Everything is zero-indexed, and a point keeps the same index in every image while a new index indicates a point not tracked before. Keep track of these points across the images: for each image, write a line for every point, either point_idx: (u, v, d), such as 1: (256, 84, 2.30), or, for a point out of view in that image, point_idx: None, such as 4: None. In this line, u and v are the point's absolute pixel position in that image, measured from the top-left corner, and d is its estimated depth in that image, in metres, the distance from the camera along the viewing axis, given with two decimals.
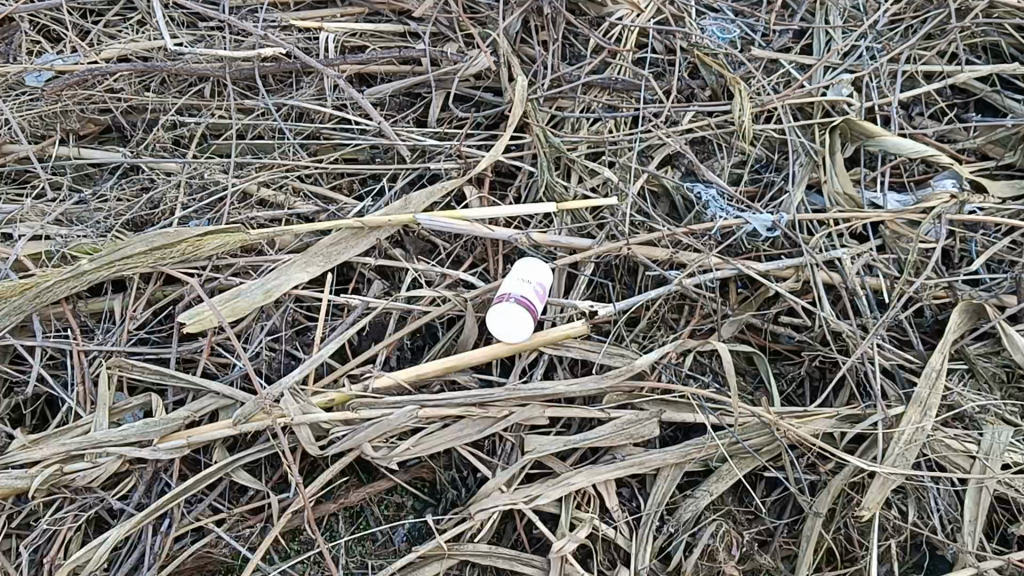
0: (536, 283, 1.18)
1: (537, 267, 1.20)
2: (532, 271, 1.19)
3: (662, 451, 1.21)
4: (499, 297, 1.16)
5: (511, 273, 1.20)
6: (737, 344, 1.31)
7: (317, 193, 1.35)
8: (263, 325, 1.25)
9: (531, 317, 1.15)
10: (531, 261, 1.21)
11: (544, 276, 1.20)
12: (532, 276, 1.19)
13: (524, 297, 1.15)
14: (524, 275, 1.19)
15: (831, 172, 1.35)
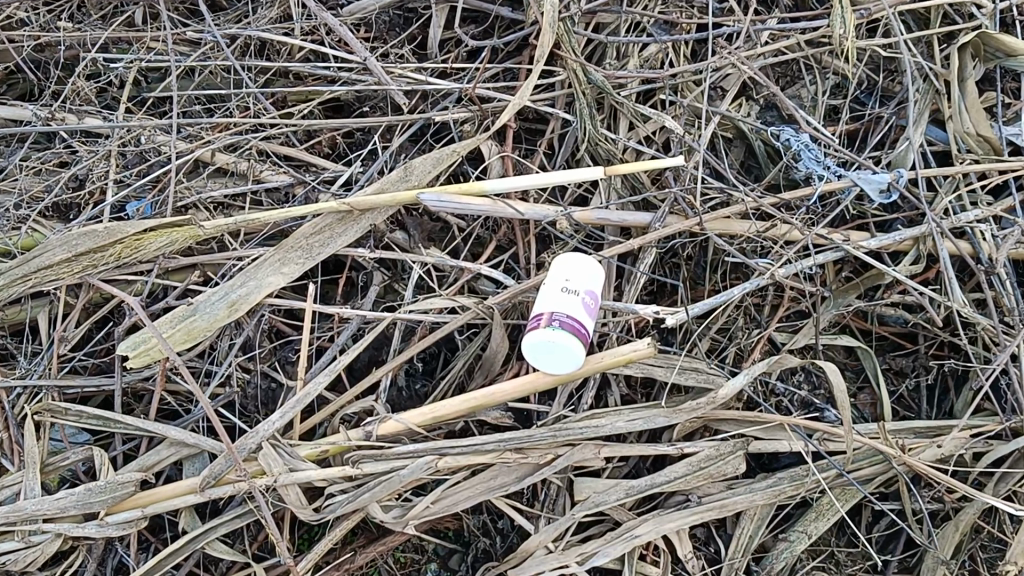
0: (586, 291, 0.89)
1: (584, 268, 0.91)
2: (579, 275, 0.90)
3: (747, 491, 0.95)
4: (538, 317, 0.87)
5: (552, 279, 0.90)
6: (834, 333, 1.03)
7: (290, 157, 1.04)
8: (233, 343, 0.98)
9: (582, 343, 0.87)
10: (576, 258, 0.91)
11: (595, 278, 0.91)
12: (580, 283, 0.89)
13: (572, 317, 0.86)
14: (569, 281, 0.89)
15: (959, 105, 1.03)
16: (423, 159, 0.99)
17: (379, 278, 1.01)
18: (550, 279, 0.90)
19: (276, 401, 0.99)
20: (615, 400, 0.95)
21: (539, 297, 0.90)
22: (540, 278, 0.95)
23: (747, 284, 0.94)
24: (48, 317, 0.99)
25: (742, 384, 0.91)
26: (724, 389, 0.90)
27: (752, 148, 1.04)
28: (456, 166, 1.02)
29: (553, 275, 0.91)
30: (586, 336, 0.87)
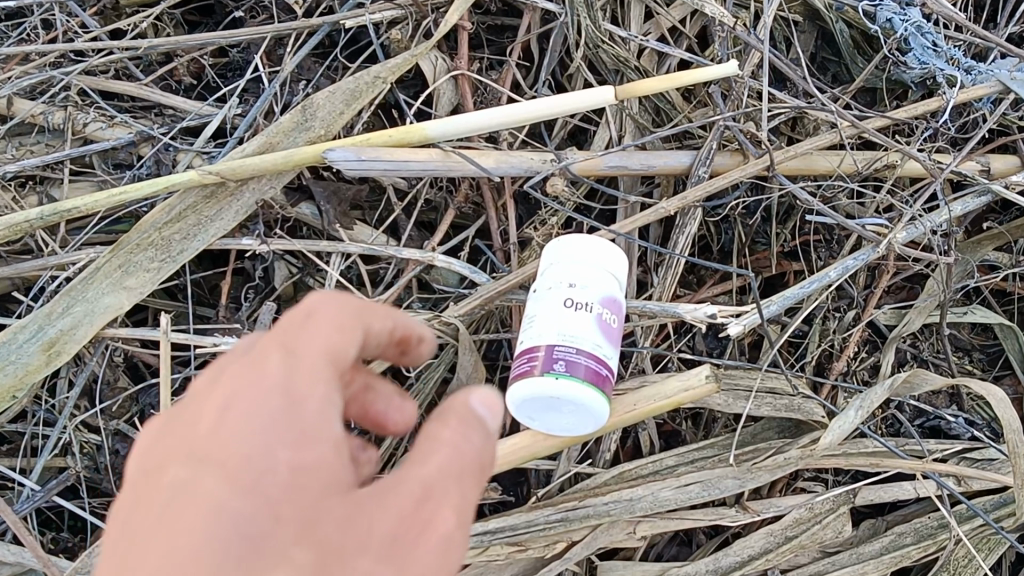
0: (604, 302, 0.54)
1: (598, 260, 0.56)
2: (592, 274, 0.55)
3: (855, 559, 0.64)
4: (531, 353, 0.53)
5: (549, 282, 0.56)
6: (962, 304, 0.70)
7: (131, 98, 0.69)
8: (69, 394, 0.65)
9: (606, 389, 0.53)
10: (586, 244, 0.56)
11: (615, 275, 0.56)
12: (594, 289, 0.54)
13: (587, 352, 0.52)
14: (576, 288, 0.54)
15: None
16: (329, 90, 0.63)
17: (283, 273, 0.67)
18: (546, 284, 0.56)
19: None
20: (650, 441, 0.64)
21: (529, 314, 0.55)
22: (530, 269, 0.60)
23: (848, 262, 0.61)
24: None
25: (852, 426, 0.59)
26: (825, 436, 0.59)
27: (830, 33, 0.69)
28: (384, 96, 0.67)
29: (550, 276, 0.56)
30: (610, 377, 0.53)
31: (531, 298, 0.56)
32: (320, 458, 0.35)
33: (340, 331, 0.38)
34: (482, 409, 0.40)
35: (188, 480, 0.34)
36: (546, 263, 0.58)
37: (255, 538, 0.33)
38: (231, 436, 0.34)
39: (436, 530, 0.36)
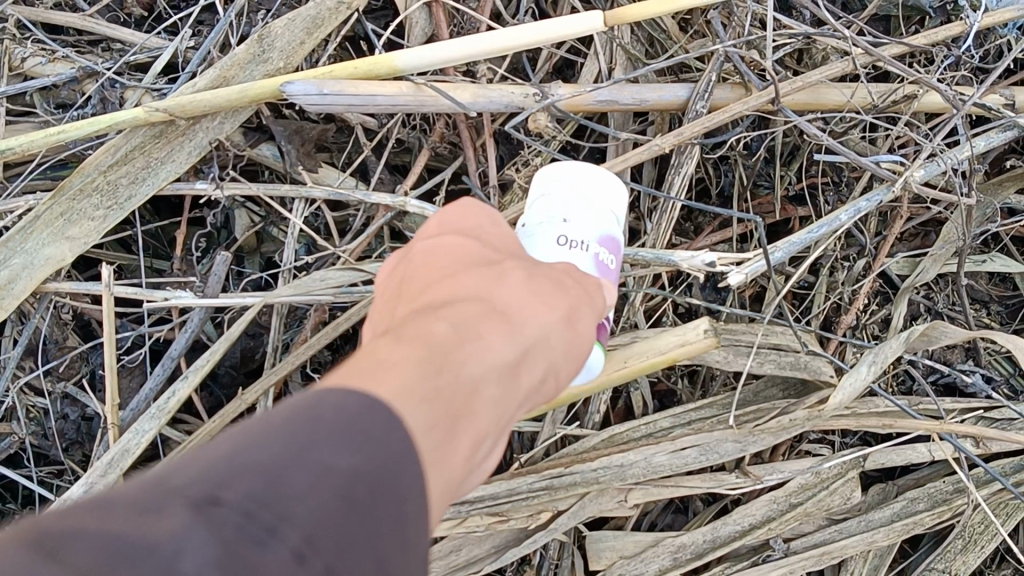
0: (602, 235, 0.47)
1: (596, 188, 0.48)
2: (588, 205, 0.47)
3: (864, 526, 0.59)
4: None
5: (538, 216, 0.48)
6: (980, 252, 0.65)
7: (73, 32, 0.63)
8: (8, 355, 0.59)
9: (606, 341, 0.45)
10: (581, 169, 0.49)
11: (615, 204, 0.49)
12: (592, 221, 0.47)
13: None
14: (567, 220, 0.47)
15: None
16: (288, 17, 0.57)
17: (245, 222, 0.61)
18: (534, 217, 0.48)
19: (95, 439, 0.61)
20: (642, 402, 0.59)
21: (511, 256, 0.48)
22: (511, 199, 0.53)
23: (860, 203, 0.56)
24: None
25: (864, 385, 0.54)
26: (834, 396, 0.54)
27: None
28: (350, 26, 0.61)
29: (536, 208, 0.48)
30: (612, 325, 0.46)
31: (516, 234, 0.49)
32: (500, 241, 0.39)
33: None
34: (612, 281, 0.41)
35: (419, 244, 0.38)
36: (534, 193, 0.50)
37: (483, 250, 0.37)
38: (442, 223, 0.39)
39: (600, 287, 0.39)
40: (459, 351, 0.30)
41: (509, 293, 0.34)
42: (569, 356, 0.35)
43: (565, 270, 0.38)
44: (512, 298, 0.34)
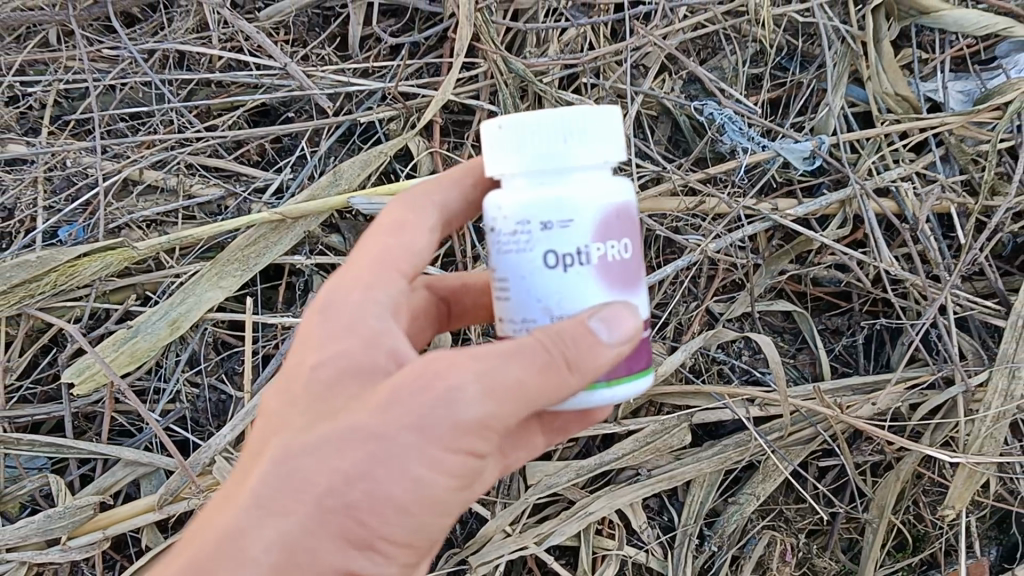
0: (596, 217, 0.57)
1: (561, 136, 0.58)
2: (565, 215, 0.57)
3: (695, 460, 0.98)
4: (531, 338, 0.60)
5: (522, 247, 0.58)
6: (771, 298, 1.05)
7: (218, 170, 1.04)
8: (178, 359, 0.99)
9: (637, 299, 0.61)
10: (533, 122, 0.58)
11: (587, 129, 0.59)
12: (581, 190, 0.58)
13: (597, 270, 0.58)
14: (551, 227, 0.57)
15: (877, 66, 1.04)
16: (351, 161, 1.00)
17: (318, 281, 1.02)
18: (510, 224, 0.58)
19: (227, 413, 1.00)
20: None
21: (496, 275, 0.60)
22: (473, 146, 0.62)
23: (678, 262, 0.97)
24: None
25: (680, 358, 0.95)
26: (662, 364, 0.95)
27: (677, 122, 1.06)
28: (385, 166, 1.03)
29: (511, 210, 0.58)
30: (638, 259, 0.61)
31: (485, 215, 0.61)
32: (360, 435, 0.56)
33: (440, 204, 0.70)
34: (601, 326, 0.56)
35: (297, 391, 0.61)
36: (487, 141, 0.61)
37: (273, 482, 0.57)
38: (320, 354, 0.61)
39: (506, 368, 0.55)
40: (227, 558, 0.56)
41: (268, 501, 0.56)
42: (338, 523, 0.56)
43: (418, 415, 0.55)
44: (271, 508, 0.56)
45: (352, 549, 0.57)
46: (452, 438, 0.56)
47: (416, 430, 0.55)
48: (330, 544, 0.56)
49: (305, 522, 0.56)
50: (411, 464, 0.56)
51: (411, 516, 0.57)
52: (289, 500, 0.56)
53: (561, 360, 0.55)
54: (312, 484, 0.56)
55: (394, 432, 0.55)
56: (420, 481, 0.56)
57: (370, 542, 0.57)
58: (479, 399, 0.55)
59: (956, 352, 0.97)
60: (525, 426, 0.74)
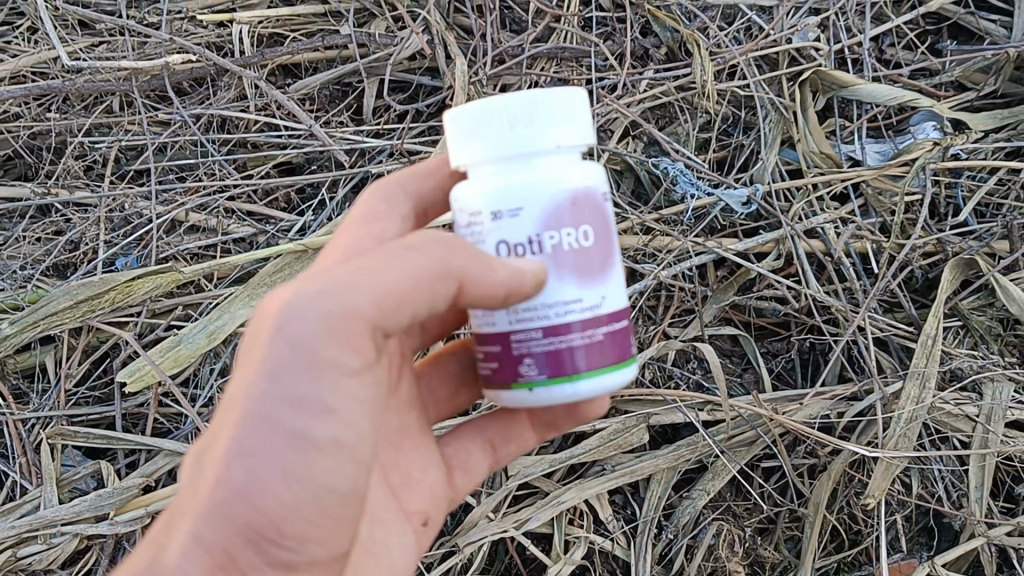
0: (554, 196, 0.70)
1: (507, 123, 0.70)
2: (530, 197, 0.69)
3: (653, 457, 1.14)
4: (505, 340, 0.72)
5: (497, 228, 0.70)
6: (719, 324, 1.23)
7: (252, 212, 1.24)
8: (213, 368, 1.16)
9: (598, 283, 0.71)
10: (481, 115, 0.70)
11: (532, 113, 0.70)
12: (527, 174, 0.70)
13: (562, 246, 0.70)
14: (501, 214, 0.70)
15: (805, 130, 1.25)
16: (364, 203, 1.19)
17: None
18: (486, 210, 0.71)
19: None
20: None
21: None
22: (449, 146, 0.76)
23: (637, 285, 1.16)
24: (54, 358, 1.17)
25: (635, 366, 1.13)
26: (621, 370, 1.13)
27: (639, 177, 1.26)
28: None
29: (484, 197, 0.71)
30: (598, 237, 0.72)
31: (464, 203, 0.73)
32: (249, 387, 0.67)
33: (414, 192, 0.84)
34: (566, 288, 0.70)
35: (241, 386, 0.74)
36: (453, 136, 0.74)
37: (205, 459, 0.70)
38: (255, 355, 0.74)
39: (347, 303, 0.67)
40: (177, 529, 0.70)
41: (199, 476, 0.70)
42: (242, 473, 0.67)
43: (278, 361, 0.66)
44: (200, 479, 0.69)
45: (288, 497, 0.68)
46: (329, 360, 0.67)
47: (270, 379, 0.67)
48: (262, 490, 0.67)
49: (237, 479, 0.67)
50: (279, 405, 0.67)
51: (327, 448, 0.68)
52: (221, 464, 0.67)
53: (442, 261, 0.69)
54: (232, 445, 0.67)
55: (253, 385, 0.67)
56: (300, 420, 0.67)
57: (279, 483, 0.67)
58: (327, 320, 0.67)
59: (874, 365, 1.15)
60: (517, 428, 0.95)
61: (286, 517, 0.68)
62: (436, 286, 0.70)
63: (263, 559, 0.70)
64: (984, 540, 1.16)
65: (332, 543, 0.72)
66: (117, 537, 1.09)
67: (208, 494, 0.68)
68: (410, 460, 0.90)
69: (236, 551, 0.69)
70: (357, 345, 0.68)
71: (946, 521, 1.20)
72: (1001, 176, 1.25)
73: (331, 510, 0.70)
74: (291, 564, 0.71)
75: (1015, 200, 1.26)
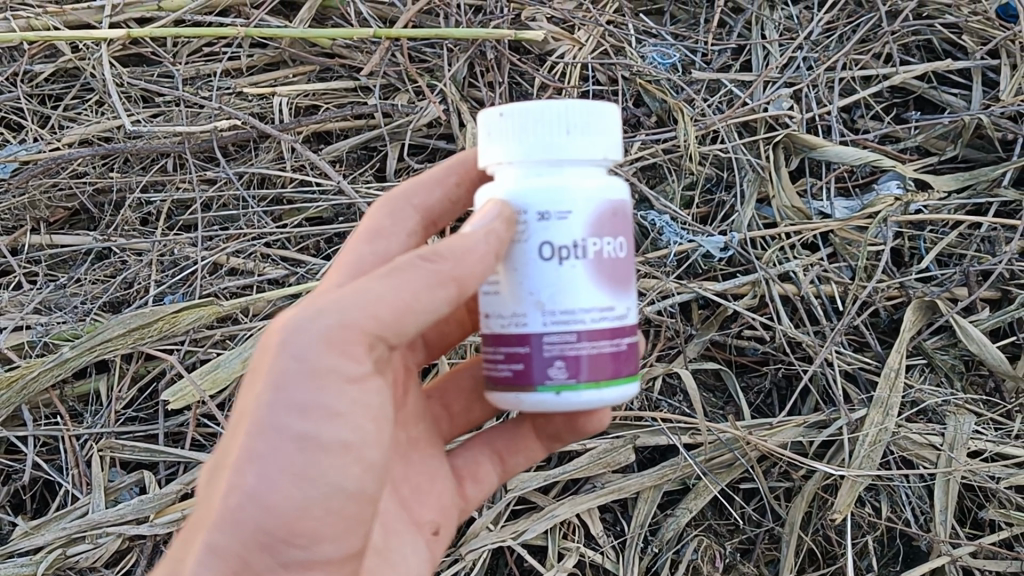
0: (598, 205, 0.81)
1: (564, 129, 0.82)
2: (580, 199, 0.81)
3: (638, 476, 1.26)
4: (535, 343, 0.80)
5: (547, 226, 0.80)
6: (702, 360, 1.35)
7: (285, 257, 1.40)
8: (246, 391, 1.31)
9: (621, 297, 0.83)
10: (538, 117, 0.82)
11: (584, 123, 0.83)
12: (569, 178, 0.82)
13: (604, 254, 0.81)
14: (551, 215, 0.80)
15: (778, 186, 1.42)
16: None
17: None
18: (537, 206, 0.81)
19: None
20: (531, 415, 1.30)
21: (500, 283, 0.84)
22: (483, 144, 0.86)
23: None
24: (107, 384, 1.32)
25: None
26: None
27: (630, 229, 1.42)
28: None
29: (534, 193, 0.81)
30: (626, 250, 0.84)
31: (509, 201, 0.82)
32: (257, 400, 0.77)
33: (420, 205, 1.01)
34: (611, 294, 0.82)
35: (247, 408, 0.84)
36: (490, 133, 0.85)
37: (219, 473, 0.80)
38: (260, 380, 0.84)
39: (349, 315, 0.77)
40: (194, 538, 0.79)
41: (212, 489, 0.79)
42: (247, 475, 0.76)
43: (279, 372, 0.77)
44: (212, 492, 0.79)
45: (297, 494, 0.77)
46: (329, 367, 0.76)
47: (272, 389, 0.77)
48: (272, 491, 0.76)
49: (249, 483, 0.76)
50: (281, 410, 0.77)
51: (334, 449, 0.77)
52: (234, 472, 0.77)
53: (440, 275, 0.79)
54: (244, 452, 0.77)
55: (258, 397, 0.77)
56: (301, 422, 0.77)
57: (285, 479, 0.76)
58: (328, 329, 0.76)
59: (840, 394, 1.27)
60: (522, 437, 1.08)
61: (298, 514, 0.77)
62: (437, 294, 0.79)
63: (277, 561, 0.78)
64: (948, 560, 1.24)
65: (344, 545, 0.80)
66: (156, 539, 1.22)
67: (223, 501, 0.77)
68: (414, 475, 1.00)
69: (250, 553, 0.77)
70: (356, 354, 0.77)
71: (915, 544, 1.28)
72: (960, 229, 1.38)
73: (341, 510, 0.78)
74: (307, 566, 0.79)
75: (975, 250, 1.38)
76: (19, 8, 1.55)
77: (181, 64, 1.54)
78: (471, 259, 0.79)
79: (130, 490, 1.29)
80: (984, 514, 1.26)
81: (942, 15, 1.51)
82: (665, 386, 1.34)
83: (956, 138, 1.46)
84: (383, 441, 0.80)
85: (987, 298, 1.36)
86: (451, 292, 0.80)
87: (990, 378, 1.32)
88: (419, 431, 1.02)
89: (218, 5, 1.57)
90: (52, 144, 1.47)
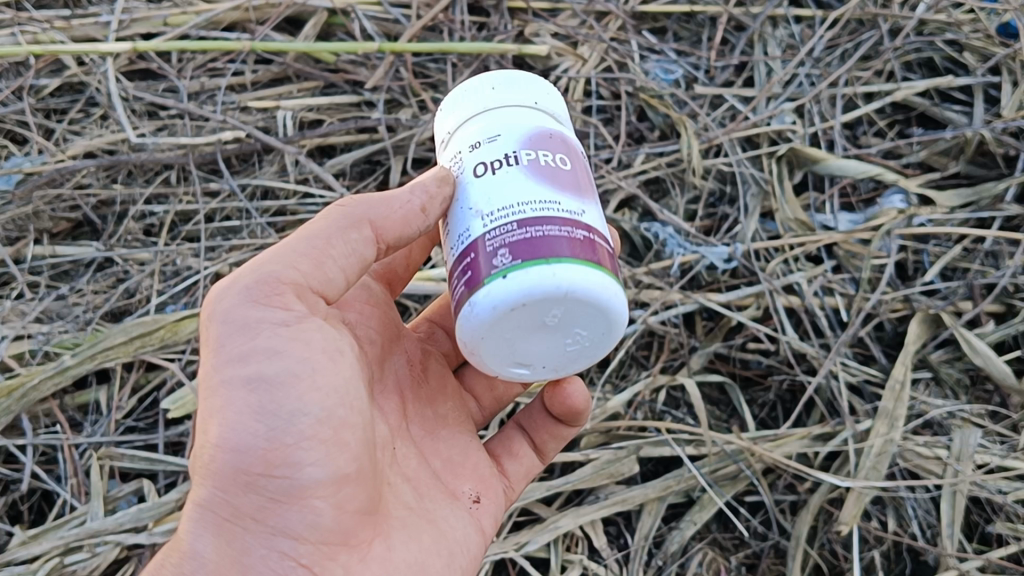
0: (526, 126, 0.89)
1: (489, 86, 0.93)
2: (503, 126, 0.89)
3: (642, 487, 1.26)
4: (478, 246, 0.83)
5: (484, 155, 0.88)
6: (706, 373, 1.35)
7: None
8: None
9: (572, 197, 0.85)
10: (465, 91, 0.94)
11: (507, 79, 0.93)
12: (497, 116, 0.90)
13: (532, 157, 0.86)
14: (484, 142, 0.89)
15: (782, 199, 1.42)
16: None
17: None
18: (470, 148, 0.90)
19: None
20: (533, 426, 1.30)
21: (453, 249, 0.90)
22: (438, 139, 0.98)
23: (628, 328, 1.31)
24: (107, 394, 1.31)
25: (625, 398, 1.28)
26: (613, 401, 1.28)
27: (633, 242, 1.43)
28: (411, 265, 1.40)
29: (468, 139, 0.91)
30: (573, 164, 0.88)
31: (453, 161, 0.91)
32: (209, 367, 0.87)
33: None
34: (546, 184, 0.84)
35: None
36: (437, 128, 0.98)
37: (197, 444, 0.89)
38: None
39: (271, 273, 0.88)
40: (191, 505, 0.87)
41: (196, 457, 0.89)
42: (213, 429, 0.86)
43: (217, 336, 0.87)
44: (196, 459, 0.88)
45: (262, 428, 0.84)
46: (259, 317, 0.86)
47: (216, 352, 0.87)
48: (236, 433, 0.84)
49: (217, 435, 0.85)
50: (225, 365, 0.86)
51: (285, 381, 0.85)
52: (204, 428, 0.86)
53: (357, 222, 0.92)
54: (209, 410, 0.86)
55: (208, 363, 0.88)
56: (246, 369, 0.85)
57: (246, 422, 0.84)
58: (252, 290, 0.87)
59: (845, 406, 1.26)
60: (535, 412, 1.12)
61: (270, 445, 0.84)
62: (353, 238, 0.91)
63: (267, 495, 0.85)
64: (955, 573, 1.19)
65: (329, 464, 0.85)
66: (153, 549, 1.20)
67: (204, 458, 0.86)
68: (446, 450, 1.04)
69: (233, 495, 0.85)
70: (284, 301, 0.87)
71: (923, 559, 1.24)
72: (965, 242, 1.37)
73: (312, 432, 0.84)
74: (298, 492, 0.85)
75: (979, 264, 1.35)
76: (26, 22, 1.55)
77: (186, 78, 1.53)
78: (386, 205, 0.93)
79: (129, 500, 1.28)
80: (993, 528, 1.22)
81: (942, 32, 1.52)
82: (669, 398, 1.34)
83: (958, 154, 1.44)
84: (341, 371, 0.88)
85: (992, 311, 1.34)
86: (365, 233, 0.92)
87: (997, 393, 1.29)
88: (448, 410, 1.07)
89: (223, 21, 1.58)
90: (57, 156, 1.47)
